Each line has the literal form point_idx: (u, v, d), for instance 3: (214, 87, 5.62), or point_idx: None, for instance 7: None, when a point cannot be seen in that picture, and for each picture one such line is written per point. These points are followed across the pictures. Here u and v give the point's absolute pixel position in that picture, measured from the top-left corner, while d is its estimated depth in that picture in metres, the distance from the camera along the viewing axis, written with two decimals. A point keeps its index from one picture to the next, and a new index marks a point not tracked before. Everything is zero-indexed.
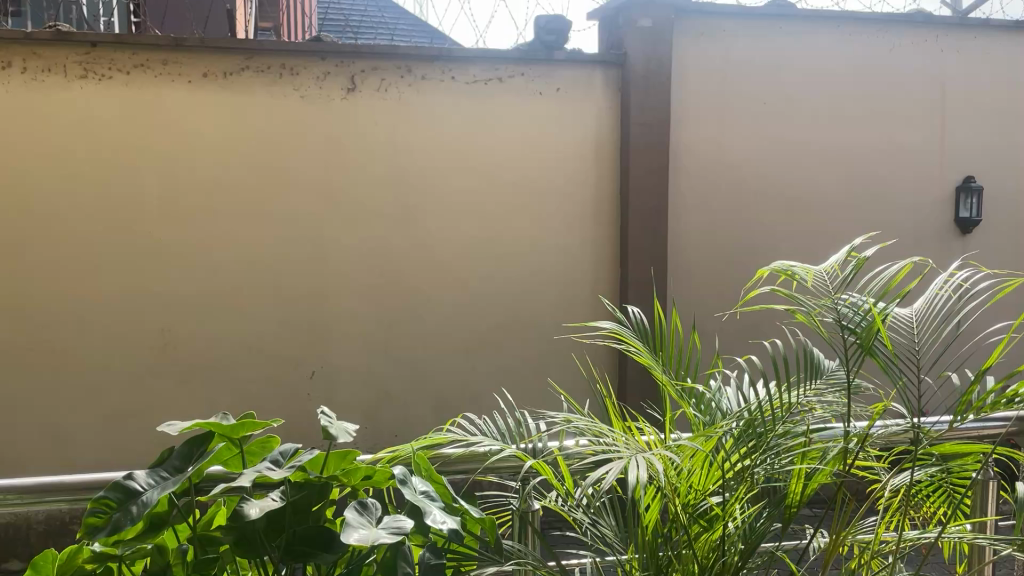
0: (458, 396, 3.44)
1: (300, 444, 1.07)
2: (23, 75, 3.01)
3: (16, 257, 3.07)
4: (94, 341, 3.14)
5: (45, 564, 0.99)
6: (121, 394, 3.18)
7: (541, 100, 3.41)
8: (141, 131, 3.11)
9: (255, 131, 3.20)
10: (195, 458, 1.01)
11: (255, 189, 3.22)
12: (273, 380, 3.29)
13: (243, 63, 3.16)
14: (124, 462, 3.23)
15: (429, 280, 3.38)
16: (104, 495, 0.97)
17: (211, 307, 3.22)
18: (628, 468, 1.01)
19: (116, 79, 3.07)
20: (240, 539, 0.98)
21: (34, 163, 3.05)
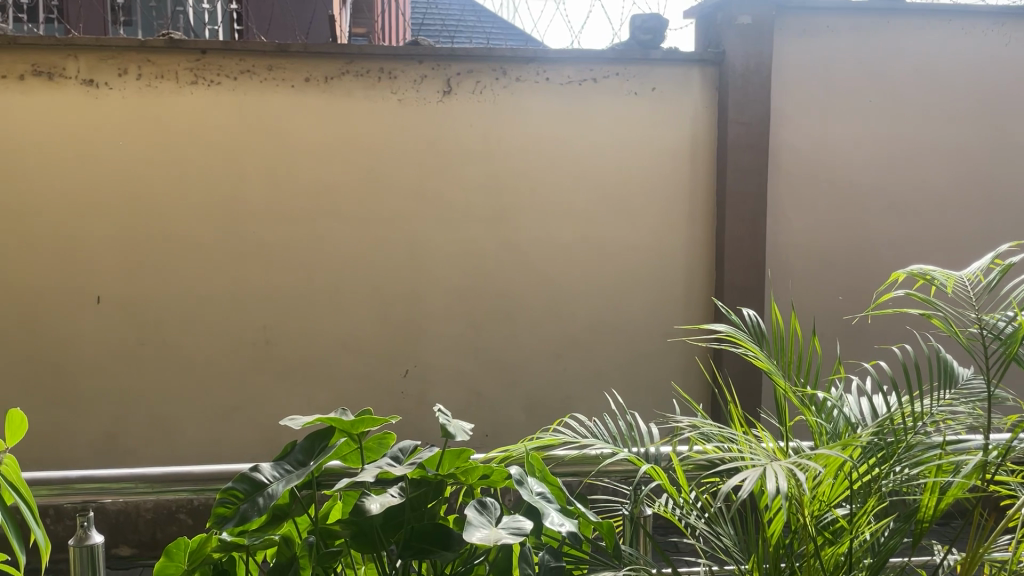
0: (550, 398, 3.43)
1: (418, 441, 1.07)
2: (139, 81, 3.14)
3: (130, 256, 3.20)
4: (200, 337, 3.26)
5: (177, 553, 1.01)
6: (225, 388, 3.29)
7: (636, 100, 3.38)
8: (247, 134, 3.22)
9: (354, 133, 3.27)
10: (317, 451, 1.04)
11: (353, 190, 3.28)
12: (369, 377, 3.35)
13: (344, 67, 3.23)
14: (226, 454, 3.33)
15: (522, 282, 3.38)
16: (233, 486, 1.00)
17: (310, 306, 3.30)
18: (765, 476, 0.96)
19: (224, 84, 3.18)
20: (357, 533, 0.99)
21: (147, 166, 3.18)
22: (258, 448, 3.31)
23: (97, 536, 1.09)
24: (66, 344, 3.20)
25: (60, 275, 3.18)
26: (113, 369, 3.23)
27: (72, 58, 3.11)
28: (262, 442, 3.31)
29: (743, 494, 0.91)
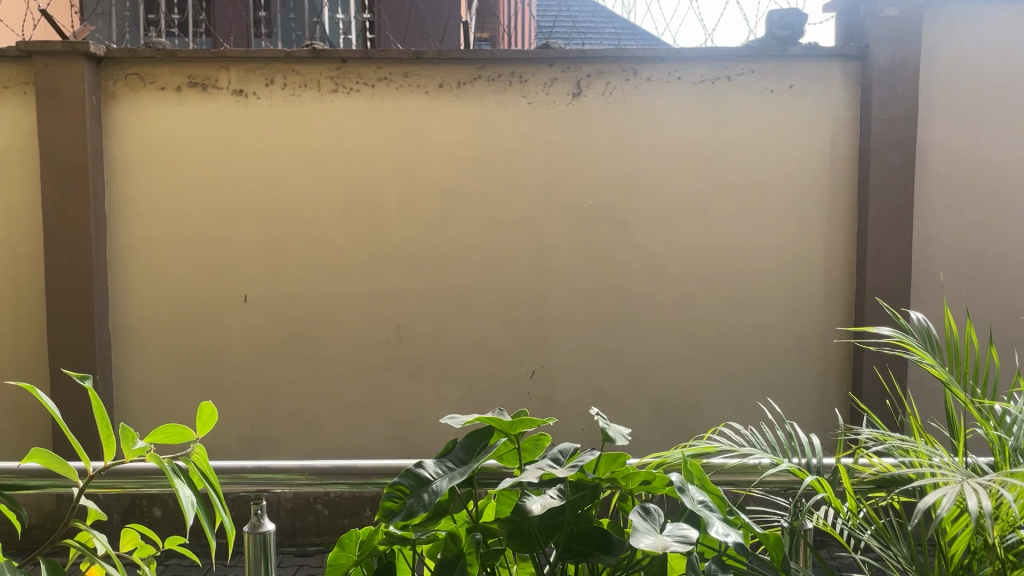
0: (678, 402, 3.38)
1: (578, 444, 1.07)
2: (284, 90, 3.30)
3: (274, 257, 3.36)
4: (337, 336, 3.39)
5: (349, 543, 1.07)
6: (360, 385, 3.41)
7: (772, 98, 3.28)
8: (383, 140, 3.32)
9: (485, 137, 3.32)
10: (478, 450, 1.06)
11: (484, 193, 3.34)
12: (497, 377, 3.39)
13: (476, 73, 3.28)
14: (359, 448, 3.45)
15: (651, 285, 3.35)
16: (399, 481, 1.04)
17: (441, 306, 3.38)
18: (964, 493, 0.90)
19: (362, 92, 3.30)
20: (514, 532, 1.01)
21: (290, 172, 3.33)
22: (391, 444, 3.42)
23: (268, 524, 1.14)
24: (216, 341, 3.40)
25: (210, 275, 3.37)
26: (258, 365, 3.40)
27: (224, 70, 3.29)
28: (394, 438, 3.42)
29: (941, 513, 0.86)
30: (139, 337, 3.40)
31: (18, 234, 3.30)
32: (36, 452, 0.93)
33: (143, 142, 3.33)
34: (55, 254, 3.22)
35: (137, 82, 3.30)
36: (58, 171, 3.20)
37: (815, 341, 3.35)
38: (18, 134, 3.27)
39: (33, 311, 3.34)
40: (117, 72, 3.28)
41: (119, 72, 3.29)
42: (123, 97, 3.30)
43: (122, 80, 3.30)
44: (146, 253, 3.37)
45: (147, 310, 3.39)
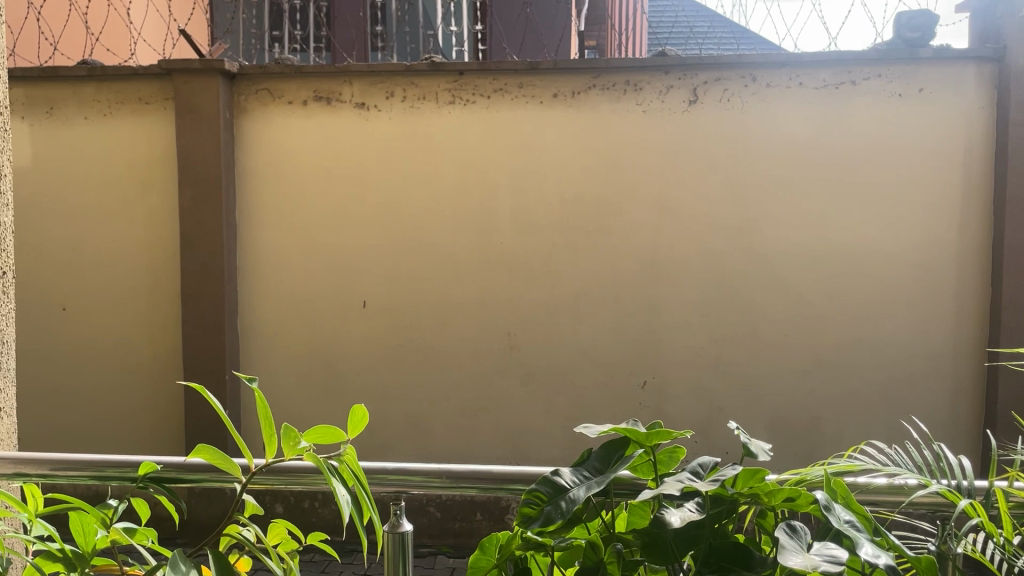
0: (794, 417, 3.29)
1: (718, 458, 1.04)
2: (403, 103, 3.39)
3: (391, 264, 3.46)
4: (451, 342, 3.46)
5: (489, 546, 1.08)
6: (472, 391, 3.47)
7: (900, 102, 3.15)
8: (498, 150, 3.37)
9: (599, 146, 3.32)
10: (614, 460, 1.07)
11: (597, 202, 3.34)
12: (608, 387, 3.39)
13: (590, 82, 3.29)
14: (471, 453, 3.51)
15: (767, 295, 3.28)
16: (537, 488, 1.05)
17: (553, 315, 3.40)
18: None
19: (478, 103, 3.36)
20: (649, 544, 1.01)
21: (408, 182, 3.43)
22: (501, 450, 3.47)
23: (406, 524, 1.17)
24: (335, 345, 3.52)
25: (331, 282, 3.50)
26: (374, 369, 3.51)
27: (347, 84, 3.41)
28: (504, 445, 3.46)
29: None
30: (265, 340, 3.56)
31: (157, 241, 3.52)
32: (202, 447, 0.99)
33: (272, 154, 3.49)
34: (191, 260, 3.43)
35: (267, 97, 3.46)
36: (195, 182, 3.39)
37: (944, 358, 3.21)
38: (159, 147, 3.48)
39: (169, 313, 3.54)
40: (249, 87, 3.46)
41: (251, 87, 3.46)
42: (254, 111, 3.47)
43: (254, 95, 3.47)
44: (272, 260, 3.53)
45: (272, 314, 3.55)
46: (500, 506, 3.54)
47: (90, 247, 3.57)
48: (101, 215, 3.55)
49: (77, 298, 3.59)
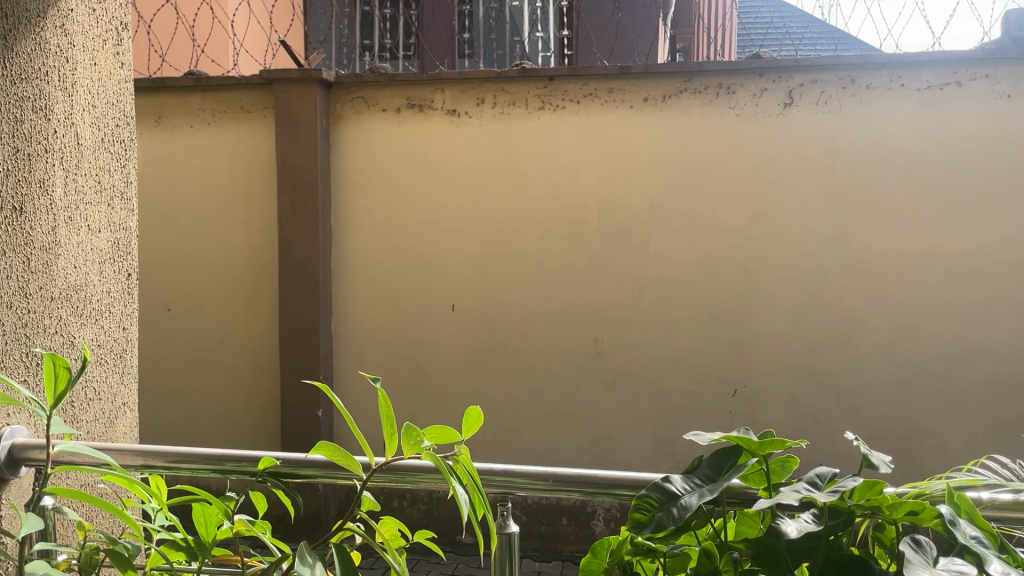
0: (893, 429, 3.19)
1: (837, 468, 1.02)
2: (494, 109, 3.43)
3: (481, 269, 3.50)
4: (538, 346, 3.47)
5: (601, 550, 1.09)
6: (559, 395, 3.48)
7: (1009, 103, 3.02)
8: (587, 155, 3.37)
9: (689, 150, 3.29)
10: (726, 469, 1.05)
11: (688, 207, 3.31)
12: (697, 394, 3.35)
13: (682, 86, 3.27)
14: (557, 457, 3.52)
15: (864, 303, 3.18)
16: (647, 494, 1.04)
17: (641, 320, 3.38)
18: None
19: (568, 108, 3.37)
20: (761, 553, 0.97)
21: (498, 187, 3.46)
22: (588, 455, 3.47)
23: (513, 525, 1.16)
24: (425, 347, 3.58)
25: (421, 285, 3.56)
26: (463, 372, 3.55)
27: (439, 91, 3.47)
28: (591, 450, 3.46)
29: None
30: (357, 341, 3.65)
31: (257, 244, 3.66)
32: (323, 445, 1.02)
33: (366, 160, 3.58)
34: (288, 263, 3.54)
35: (362, 104, 3.56)
36: (293, 188, 3.51)
37: None
38: (259, 154, 3.61)
39: (267, 313, 3.67)
40: (344, 95, 3.56)
41: (346, 95, 3.56)
42: (349, 118, 3.57)
43: (349, 103, 3.56)
44: (365, 263, 3.61)
45: (365, 316, 3.63)
46: (586, 511, 3.55)
47: (194, 250, 3.73)
48: (205, 220, 3.71)
49: (181, 300, 3.76)
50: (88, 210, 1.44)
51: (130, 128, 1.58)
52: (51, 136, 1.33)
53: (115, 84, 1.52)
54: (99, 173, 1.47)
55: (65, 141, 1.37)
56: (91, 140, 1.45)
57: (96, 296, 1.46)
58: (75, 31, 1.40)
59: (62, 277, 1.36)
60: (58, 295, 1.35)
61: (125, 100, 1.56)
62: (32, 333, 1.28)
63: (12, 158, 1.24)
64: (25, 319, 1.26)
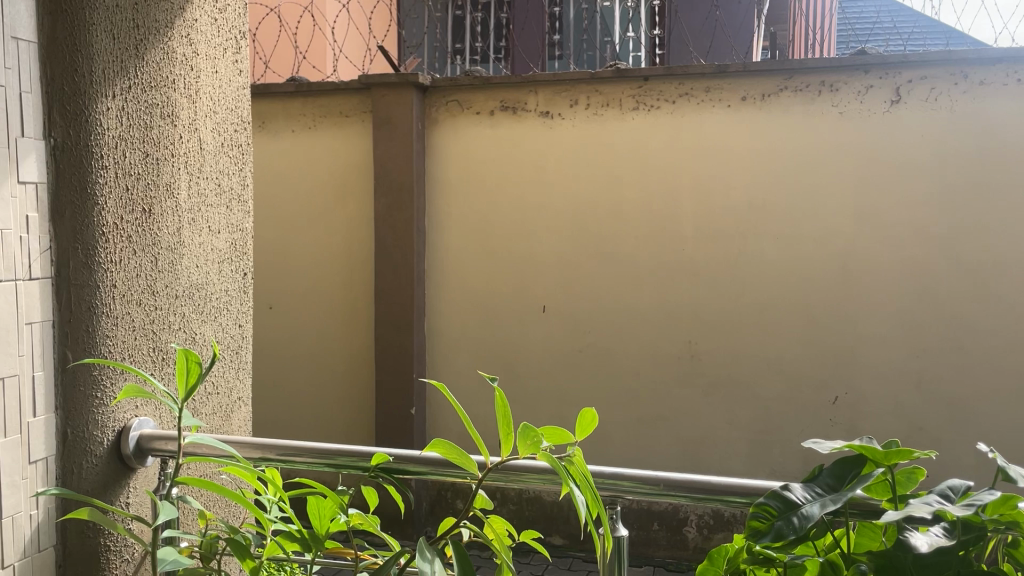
0: (1006, 442, 3.03)
1: (969, 481, 0.98)
2: (587, 110, 3.42)
3: (573, 270, 3.50)
4: (631, 350, 3.45)
5: (718, 558, 1.09)
6: (651, 400, 3.44)
7: None
8: (683, 155, 3.33)
9: (789, 150, 3.21)
10: (849, 479, 1.02)
11: (787, 209, 3.23)
12: (795, 400, 3.27)
13: (782, 84, 3.19)
14: (648, 462, 3.48)
15: (976, 309, 3.04)
16: (766, 502, 1.01)
17: (737, 324, 3.32)
18: None
19: (663, 108, 3.33)
20: (885, 567, 0.93)
21: (590, 188, 3.45)
22: (681, 460, 3.42)
23: (622, 528, 1.10)
24: (516, 348, 3.60)
25: (513, 286, 3.58)
26: (553, 374, 3.56)
27: (532, 93, 3.48)
28: (684, 455, 3.42)
29: None
30: (450, 341, 3.69)
31: (353, 245, 3.74)
32: (439, 442, 1.03)
33: (459, 162, 3.62)
34: (384, 264, 3.62)
35: (457, 107, 3.60)
36: (390, 190, 3.59)
37: None
38: (357, 157, 3.70)
39: (363, 313, 3.76)
40: (439, 99, 3.61)
41: (442, 99, 3.61)
42: (444, 121, 3.62)
43: (444, 106, 3.62)
44: (458, 265, 3.66)
45: (457, 317, 3.68)
46: (679, 517, 3.50)
47: (294, 250, 3.84)
48: (304, 221, 3.82)
49: (282, 299, 3.88)
50: (209, 212, 1.50)
51: (248, 133, 1.64)
52: (177, 141, 1.39)
53: (234, 91, 1.58)
54: (219, 176, 1.53)
55: (189, 145, 1.43)
56: (211, 144, 1.51)
57: (215, 294, 1.52)
58: (199, 39, 1.46)
59: (185, 276, 1.42)
60: (181, 293, 1.40)
61: (243, 106, 1.62)
62: (159, 329, 1.34)
63: (143, 162, 1.29)
64: (152, 316, 1.32)
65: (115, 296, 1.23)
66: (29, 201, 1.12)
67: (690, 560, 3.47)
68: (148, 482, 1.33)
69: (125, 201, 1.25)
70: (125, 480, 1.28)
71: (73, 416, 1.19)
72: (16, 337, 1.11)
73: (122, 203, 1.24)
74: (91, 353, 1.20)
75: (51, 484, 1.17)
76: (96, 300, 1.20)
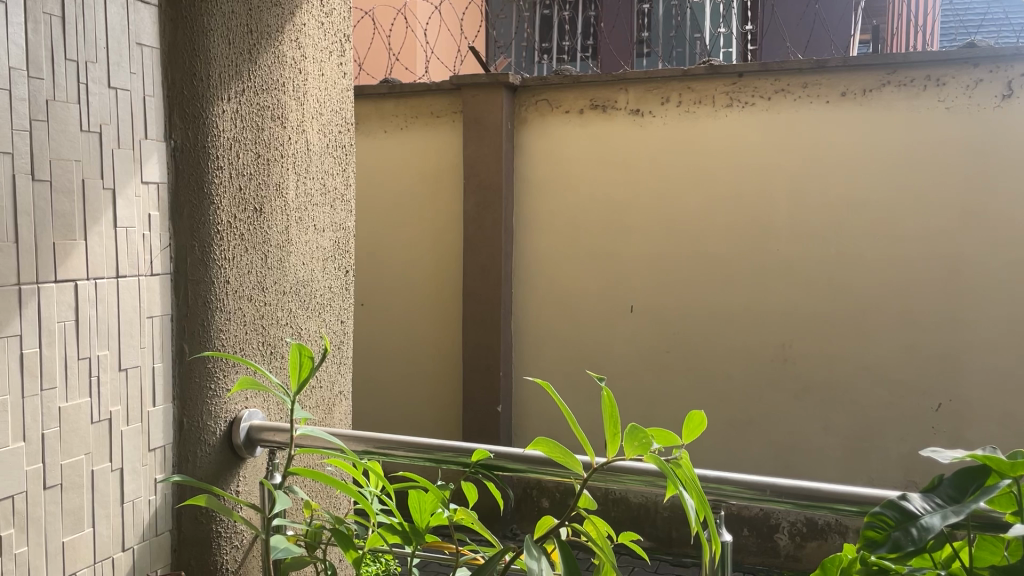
0: None
1: None
2: (679, 108, 3.37)
3: (662, 270, 3.46)
4: (721, 351, 3.39)
5: (831, 567, 1.07)
6: (742, 403, 3.38)
7: None
8: (777, 153, 3.25)
9: (891, 147, 3.09)
10: (972, 490, 0.97)
11: (888, 208, 3.11)
12: (894, 407, 3.16)
13: (884, 79, 3.08)
14: (738, 466, 3.42)
15: None
16: (882, 511, 0.97)
17: (833, 327, 3.22)
18: None
19: (758, 105, 3.26)
20: None
21: (681, 187, 3.40)
22: (773, 465, 3.35)
23: (727, 533, 1.07)
24: (603, 348, 3.58)
25: (600, 286, 3.57)
26: (641, 374, 3.53)
27: (623, 91, 3.45)
28: (776, 460, 3.34)
29: None
30: (537, 339, 3.70)
31: (443, 243, 3.80)
32: (544, 441, 1.03)
33: (548, 161, 3.62)
34: (473, 262, 3.65)
35: (546, 107, 3.61)
36: (479, 190, 3.62)
37: None
38: (447, 156, 3.75)
39: (451, 310, 3.81)
40: (529, 98, 3.62)
41: (531, 98, 3.62)
42: (533, 121, 3.63)
43: (534, 105, 3.63)
44: (545, 264, 3.66)
45: (544, 316, 3.68)
46: (770, 523, 3.43)
47: (384, 248, 3.92)
48: (395, 220, 3.89)
49: (373, 296, 3.96)
50: (314, 211, 1.54)
51: (351, 134, 1.67)
52: (286, 142, 1.43)
53: (339, 93, 1.62)
54: (324, 176, 1.57)
55: (297, 147, 1.47)
56: (318, 145, 1.55)
57: (319, 291, 1.56)
58: (307, 43, 1.50)
59: (292, 273, 1.46)
60: (288, 289, 1.45)
61: (347, 107, 1.66)
62: (268, 324, 1.38)
63: (254, 163, 1.34)
64: (262, 311, 1.36)
65: (228, 292, 1.28)
66: (151, 201, 1.17)
67: (781, 568, 3.39)
68: (257, 472, 1.38)
69: (238, 201, 1.29)
70: (236, 470, 1.33)
71: (190, 406, 1.24)
72: (138, 329, 1.16)
73: (236, 203, 1.29)
74: (205, 347, 1.24)
75: (168, 471, 1.23)
76: (211, 296, 1.25)
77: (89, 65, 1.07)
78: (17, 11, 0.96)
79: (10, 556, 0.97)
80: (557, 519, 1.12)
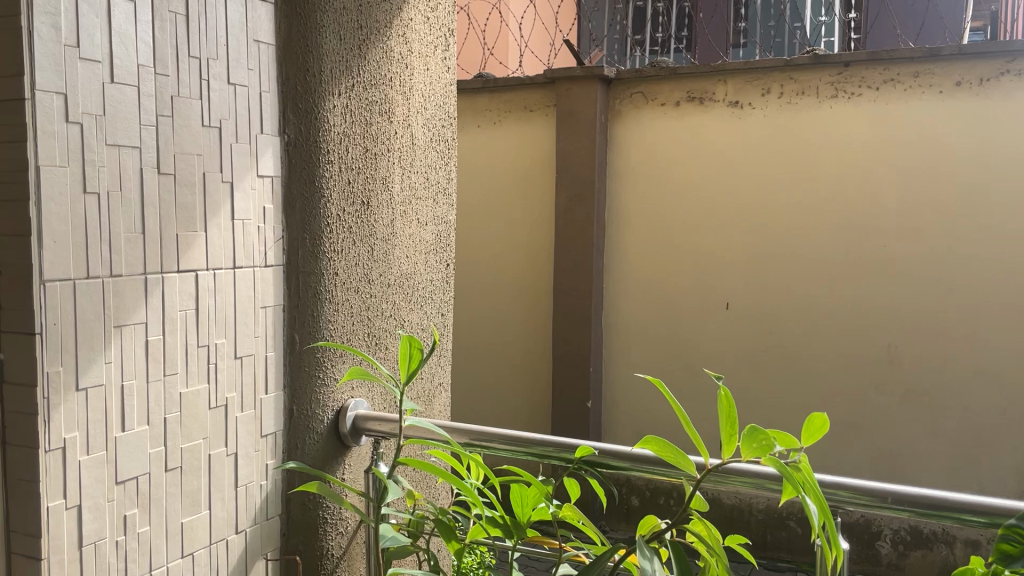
0: None
1: None
2: (780, 99, 3.27)
3: (759, 267, 3.37)
4: (821, 351, 3.28)
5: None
6: (843, 405, 3.26)
7: None
8: (885, 146, 3.12)
9: (1011, 139, 2.93)
10: None
11: (1005, 204, 2.95)
12: (1008, 413, 3.00)
13: (1004, 67, 2.91)
14: (838, 470, 3.31)
15: None
16: (1018, 522, 0.90)
17: (944, 328, 3.07)
18: None
19: (865, 96, 3.13)
20: None
21: (781, 181, 3.30)
22: (875, 470, 3.23)
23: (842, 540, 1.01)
24: (697, 345, 3.52)
25: (695, 283, 3.50)
26: (736, 373, 3.45)
27: (721, 83, 3.37)
28: (879, 465, 3.22)
29: None
30: (629, 335, 3.67)
31: (535, 237, 3.79)
32: (653, 439, 1.01)
33: (642, 155, 3.57)
34: (565, 257, 3.64)
35: (641, 99, 3.55)
36: (572, 183, 3.60)
37: None
38: (540, 150, 3.74)
39: (542, 304, 3.81)
40: (624, 91, 3.58)
41: (626, 91, 3.57)
42: (628, 114, 3.58)
43: (628, 98, 3.58)
44: (638, 259, 3.62)
45: (636, 311, 3.64)
46: (871, 530, 3.30)
47: (476, 242, 3.94)
48: (487, 214, 3.91)
49: (465, 290, 4.00)
50: (418, 205, 1.55)
51: (453, 128, 1.68)
52: (393, 136, 1.45)
53: (443, 87, 1.63)
54: (427, 170, 1.58)
55: (403, 140, 1.48)
56: (422, 139, 1.56)
57: (422, 284, 1.58)
58: (413, 38, 1.51)
59: (396, 265, 1.47)
60: (393, 281, 1.46)
61: (450, 102, 1.67)
62: (373, 316, 1.40)
63: (363, 157, 1.36)
64: (368, 303, 1.39)
65: (337, 283, 1.30)
66: (266, 194, 1.20)
67: None
68: (361, 462, 1.40)
69: (347, 195, 1.31)
70: (342, 458, 1.35)
71: (299, 395, 1.27)
72: (253, 319, 1.19)
73: (345, 196, 1.31)
74: (315, 337, 1.27)
75: (278, 458, 1.26)
76: (321, 288, 1.27)
77: (210, 62, 1.10)
78: (145, 10, 0.99)
79: (134, 535, 1.01)
80: (662, 521, 1.09)
